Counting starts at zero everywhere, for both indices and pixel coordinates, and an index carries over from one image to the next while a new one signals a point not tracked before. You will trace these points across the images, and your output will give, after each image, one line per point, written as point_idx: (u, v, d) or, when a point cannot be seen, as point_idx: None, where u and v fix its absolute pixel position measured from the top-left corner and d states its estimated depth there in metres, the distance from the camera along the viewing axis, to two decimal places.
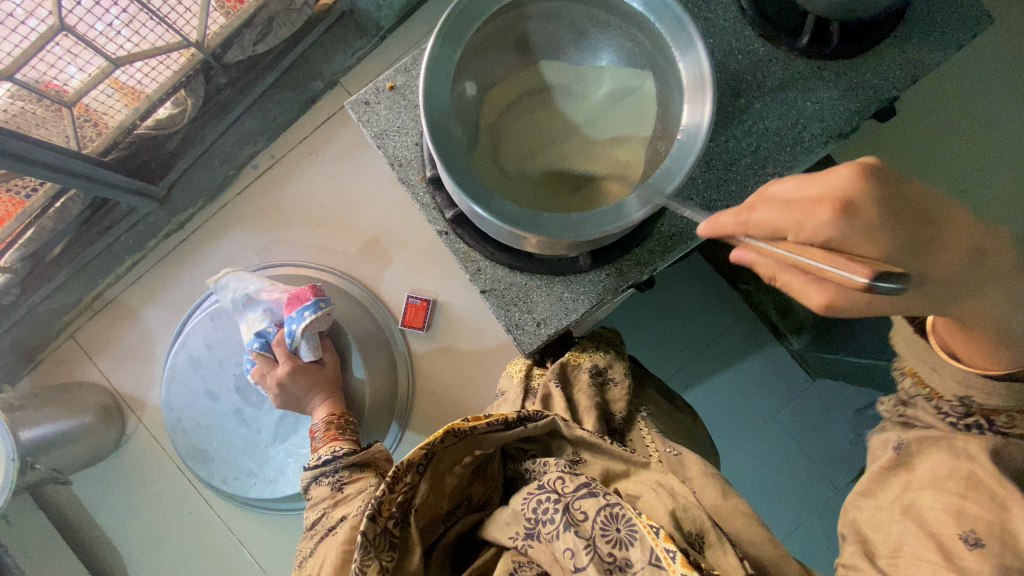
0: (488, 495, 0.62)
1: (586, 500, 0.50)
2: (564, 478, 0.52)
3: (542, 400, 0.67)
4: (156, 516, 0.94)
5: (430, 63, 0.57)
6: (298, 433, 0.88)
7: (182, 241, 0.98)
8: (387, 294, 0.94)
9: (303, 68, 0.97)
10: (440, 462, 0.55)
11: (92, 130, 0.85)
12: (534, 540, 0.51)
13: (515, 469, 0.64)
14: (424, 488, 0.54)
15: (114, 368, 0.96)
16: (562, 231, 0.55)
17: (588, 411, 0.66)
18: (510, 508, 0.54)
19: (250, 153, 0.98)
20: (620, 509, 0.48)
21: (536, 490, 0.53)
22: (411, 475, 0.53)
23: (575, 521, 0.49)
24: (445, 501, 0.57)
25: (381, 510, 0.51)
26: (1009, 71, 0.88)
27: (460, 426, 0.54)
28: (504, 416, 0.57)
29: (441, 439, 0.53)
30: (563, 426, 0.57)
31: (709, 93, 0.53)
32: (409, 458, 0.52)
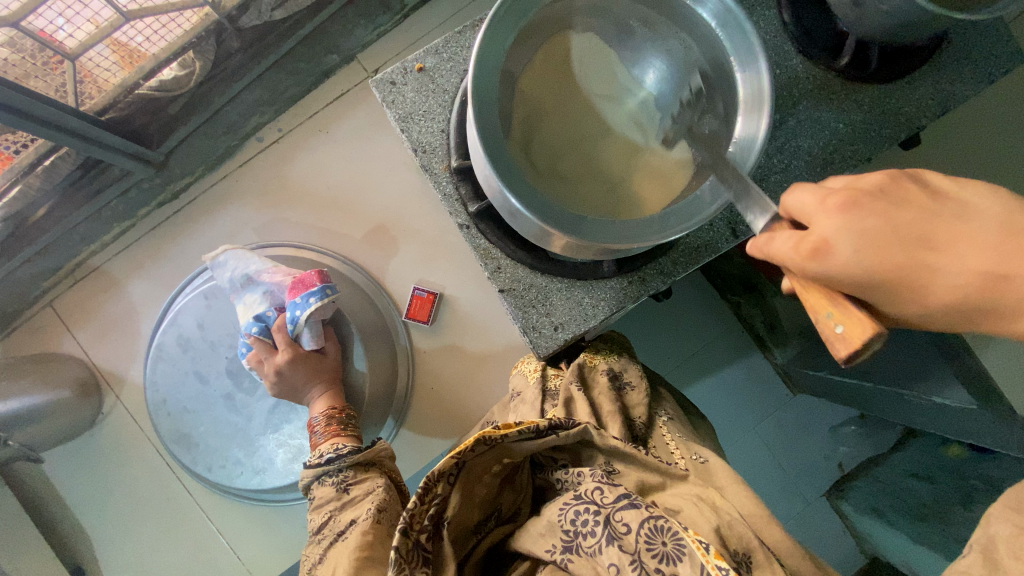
0: (517, 506, 0.62)
1: (627, 511, 0.50)
2: (602, 489, 0.53)
3: (564, 402, 0.67)
4: (131, 500, 0.89)
5: (482, 45, 0.54)
6: (291, 423, 0.85)
7: (176, 212, 0.92)
8: (392, 283, 0.91)
9: (319, 39, 0.91)
10: (471, 471, 0.55)
11: (91, 87, 0.81)
12: (574, 554, 0.52)
13: (543, 478, 0.64)
14: (455, 499, 0.54)
15: (94, 343, 0.90)
16: (603, 237, 0.54)
17: (612, 416, 0.66)
18: (546, 519, 0.55)
19: (256, 124, 0.93)
20: (665, 522, 0.48)
21: (573, 501, 0.54)
22: (443, 485, 0.52)
23: (618, 534, 0.50)
24: (475, 512, 0.57)
25: (413, 524, 0.50)
26: None
27: (491, 434, 0.53)
28: (536, 425, 0.55)
29: (472, 447, 0.52)
30: (596, 434, 0.57)
31: (767, 107, 0.52)
32: (440, 468, 0.51)
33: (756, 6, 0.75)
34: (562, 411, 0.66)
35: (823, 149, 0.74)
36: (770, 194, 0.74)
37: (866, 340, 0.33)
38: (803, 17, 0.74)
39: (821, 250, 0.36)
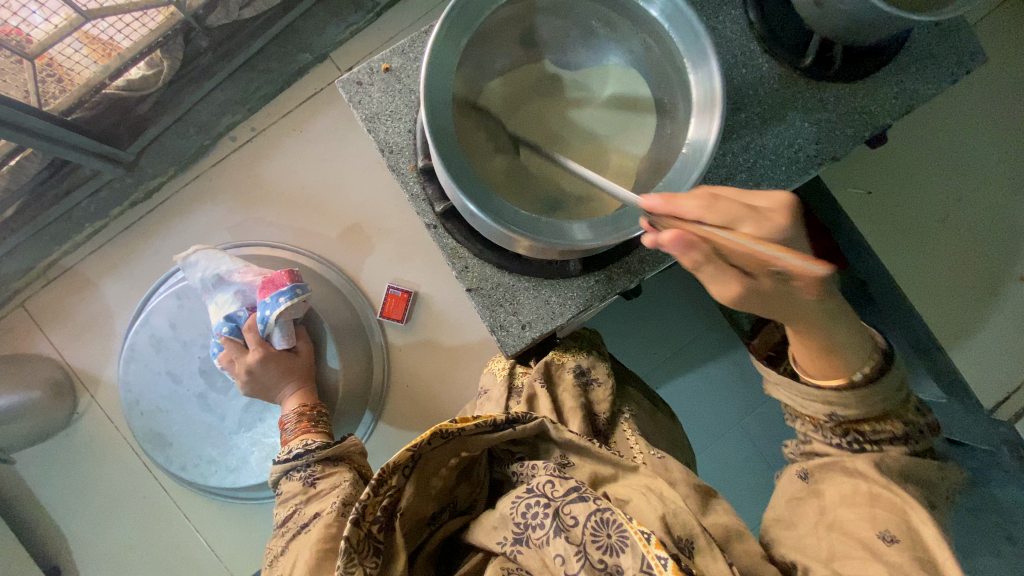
0: (473, 498, 0.63)
1: (576, 505, 0.51)
2: (553, 482, 0.54)
3: (527, 400, 0.68)
4: (107, 499, 0.90)
5: (434, 54, 0.54)
6: (264, 422, 0.85)
7: (148, 212, 0.92)
8: (367, 283, 0.91)
9: (292, 39, 0.93)
10: (426, 464, 0.56)
11: (56, 86, 0.82)
12: (524, 545, 0.52)
13: (500, 472, 0.64)
14: (409, 491, 0.55)
15: (68, 343, 0.91)
16: (559, 239, 0.54)
17: (573, 412, 0.67)
18: (498, 513, 0.55)
19: (228, 124, 0.93)
20: (611, 514, 0.49)
21: (525, 495, 0.54)
22: (397, 477, 0.53)
23: (566, 526, 0.50)
24: (430, 503, 0.58)
25: (365, 514, 0.51)
26: (1002, 108, 0.85)
27: (447, 427, 0.54)
28: (493, 419, 0.57)
29: (428, 440, 0.53)
30: (553, 428, 0.59)
31: (719, 113, 0.53)
32: (395, 460, 0.52)
33: (722, 6, 0.75)
34: (524, 407, 0.67)
35: (789, 148, 0.75)
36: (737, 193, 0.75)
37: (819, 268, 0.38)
38: (769, 19, 0.74)
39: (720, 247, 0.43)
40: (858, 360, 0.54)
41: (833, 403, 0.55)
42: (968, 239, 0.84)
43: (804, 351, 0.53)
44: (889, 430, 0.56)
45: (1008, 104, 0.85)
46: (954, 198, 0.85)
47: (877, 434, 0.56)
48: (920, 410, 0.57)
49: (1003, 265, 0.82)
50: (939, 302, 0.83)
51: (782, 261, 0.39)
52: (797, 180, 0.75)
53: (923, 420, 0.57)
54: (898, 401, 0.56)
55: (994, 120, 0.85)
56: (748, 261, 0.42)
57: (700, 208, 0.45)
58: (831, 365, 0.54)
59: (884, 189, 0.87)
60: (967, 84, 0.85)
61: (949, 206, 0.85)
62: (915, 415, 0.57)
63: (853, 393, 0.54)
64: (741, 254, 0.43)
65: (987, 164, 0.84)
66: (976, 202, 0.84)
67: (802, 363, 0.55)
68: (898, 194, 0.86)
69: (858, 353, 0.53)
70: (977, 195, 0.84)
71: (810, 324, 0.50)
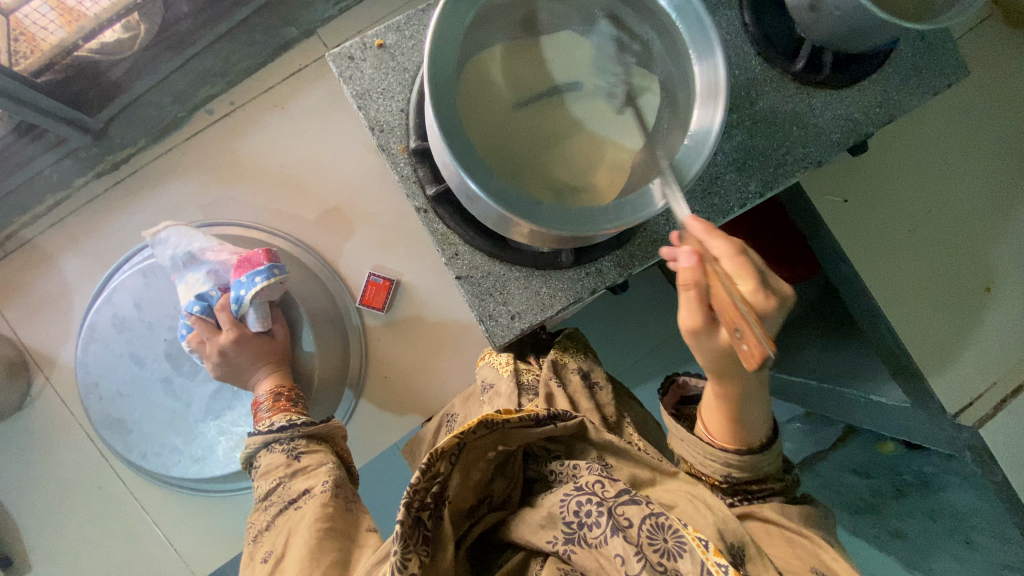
0: (508, 493, 0.61)
1: (629, 506, 0.51)
2: (604, 482, 0.53)
3: (545, 397, 0.67)
4: (57, 489, 0.84)
5: (437, 28, 0.52)
6: (234, 410, 0.82)
7: (115, 184, 0.86)
8: (347, 269, 0.88)
9: (277, 12, 0.90)
10: (469, 454, 0.54)
11: (27, 47, 0.83)
12: (576, 546, 0.51)
13: (535, 470, 0.63)
14: (454, 480, 0.53)
15: (22, 320, 0.84)
16: (558, 224, 0.53)
17: (590, 411, 0.68)
18: (546, 510, 0.54)
19: (206, 96, 0.88)
20: (666, 519, 0.49)
21: (575, 492, 0.53)
22: (443, 464, 0.51)
23: (621, 527, 0.50)
24: (469, 496, 0.56)
25: (414, 500, 0.48)
26: (967, 123, 0.89)
27: (493, 417, 0.52)
28: (536, 413, 0.56)
29: (474, 429, 0.51)
30: (593, 429, 0.60)
31: (724, 100, 0.54)
32: (444, 446, 0.50)
33: (719, 6, 0.76)
34: (545, 404, 0.66)
35: (778, 151, 0.76)
36: (725, 193, 0.76)
37: (763, 353, 0.38)
38: (763, 22, 0.75)
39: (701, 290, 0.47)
40: (760, 433, 0.60)
41: (732, 466, 0.61)
42: (935, 252, 0.87)
43: (718, 413, 0.58)
44: (769, 489, 0.64)
45: (973, 119, 0.89)
46: (921, 209, 0.88)
47: (760, 491, 0.63)
48: (787, 470, 0.67)
49: (966, 277, 0.86)
50: (912, 310, 0.86)
51: (744, 326, 0.40)
52: (782, 183, 0.76)
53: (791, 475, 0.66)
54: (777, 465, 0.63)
55: (964, 137, 0.89)
56: (724, 312, 0.43)
57: (726, 251, 0.46)
58: (739, 433, 0.59)
59: (859, 197, 0.89)
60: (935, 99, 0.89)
61: (917, 216, 0.88)
62: (786, 474, 0.66)
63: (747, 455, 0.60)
64: (721, 301, 0.43)
65: (954, 178, 0.88)
66: (942, 212, 0.88)
67: (711, 424, 0.61)
68: (873, 203, 0.89)
69: (759, 429, 0.60)
70: (946, 208, 0.88)
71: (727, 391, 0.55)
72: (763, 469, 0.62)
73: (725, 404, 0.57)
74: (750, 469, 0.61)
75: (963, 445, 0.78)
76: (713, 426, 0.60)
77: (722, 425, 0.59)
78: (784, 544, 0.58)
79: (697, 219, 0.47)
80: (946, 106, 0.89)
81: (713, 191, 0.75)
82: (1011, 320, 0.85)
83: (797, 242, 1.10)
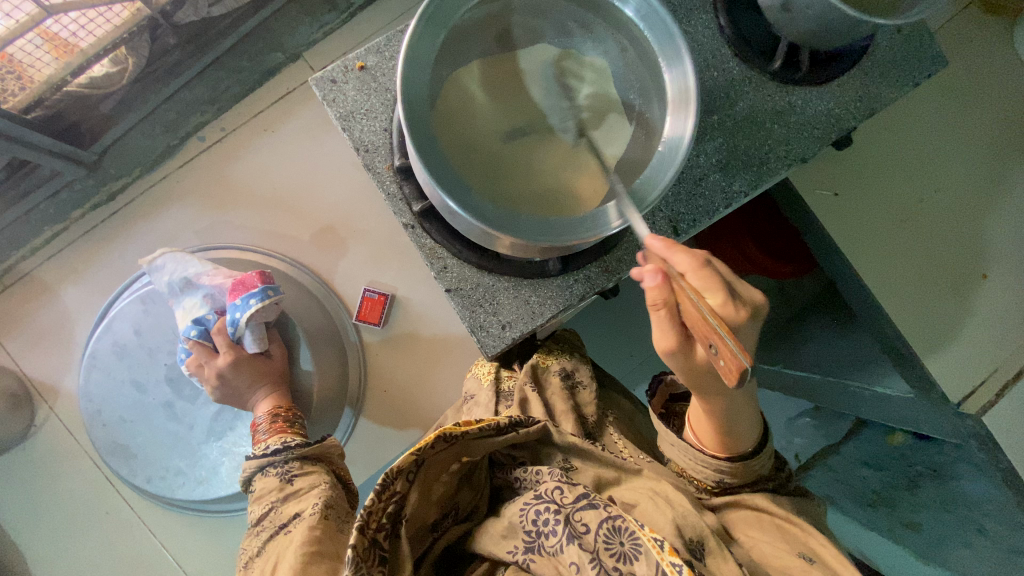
0: (474, 504, 0.63)
1: (587, 511, 0.52)
2: (562, 488, 0.54)
3: (519, 404, 0.68)
4: (65, 516, 0.85)
5: (408, 50, 0.54)
6: (235, 430, 0.83)
7: (112, 214, 0.88)
8: (342, 286, 0.89)
9: (262, 38, 0.91)
10: (429, 469, 0.55)
11: (15, 84, 0.79)
12: (536, 554, 0.53)
13: (502, 477, 0.64)
14: (413, 497, 0.54)
15: (24, 352, 0.86)
16: (540, 236, 0.54)
17: (565, 414, 0.67)
18: (506, 521, 0.56)
19: (197, 124, 0.91)
20: (622, 522, 0.50)
21: (534, 500, 0.54)
22: (401, 482, 0.51)
23: (578, 533, 0.51)
24: (432, 509, 0.57)
25: (370, 521, 0.48)
26: (956, 108, 0.89)
27: (452, 431, 0.53)
28: (497, 422, 0.57)
29: (432, 444, 0.52)
30: (553, 431, 0.61)
31: (695, 106, 0.54)
32: (400, 464, 0.50)
33: (695, 11, 0.77)
34: (518, 411, 0.67)
35: (760, 149, 0.77)
36: (710, 193, 0.76)
37: (741, 370, 0.38)
38: (739, 24, 0.76)
39: (670, 306, 0.46)
40: (751, 440, 0.60)
41: (723, 472, 0.60)
42: (928, 241, 0.87)
43: (707, 424, 0.58)
44: (759, 488, 0.63)
45: (961, 105, 0.89)
46: (913, 198, 0.88)
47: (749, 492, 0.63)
48: (780, 466, 0.66)
49: (963, 264, 0.86)
50: (908, 302, 0.86)
51: (719, 342, 0.40)
52: (766, 181, 0.77)
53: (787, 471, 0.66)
54: (769, 466, 0.62)
55: (955, 125, 0.89)
56: (696, 329, 0.43)
57: (690, 267, 0.46)
58: (733, 441, 0.59)
59: (849, 190, 0.89)
60: (923, 88, 0.89)
61: (910, 206, 0.88)
62: (779, 471, 0.65)
63: (737, 462, 0.60)
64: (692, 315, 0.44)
65: (945, 166, 0.88)
66: (936, 201, 0.88)
67: (704, 433, 0.60)
68: (865, 195, 0.89)
69: (749, 437, 0.59)
70: (939, 198, 0.87)
71: (722, 405, 0.54)
72: (751, 474, 0.61)
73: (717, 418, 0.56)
74: (737, 472, 0.61)
75: (966, 433, 0.80)
76: (705, 434, 0.60)
77: (713, 434, 0.58)
78: (772, 530, 0.59)
79: (657, 238, 0.48)
80: (935, 96, 0.89)
81: (700, 192, 0.76)
82: (1006, 307, 0.84)
83: (792, 239, 1.10)
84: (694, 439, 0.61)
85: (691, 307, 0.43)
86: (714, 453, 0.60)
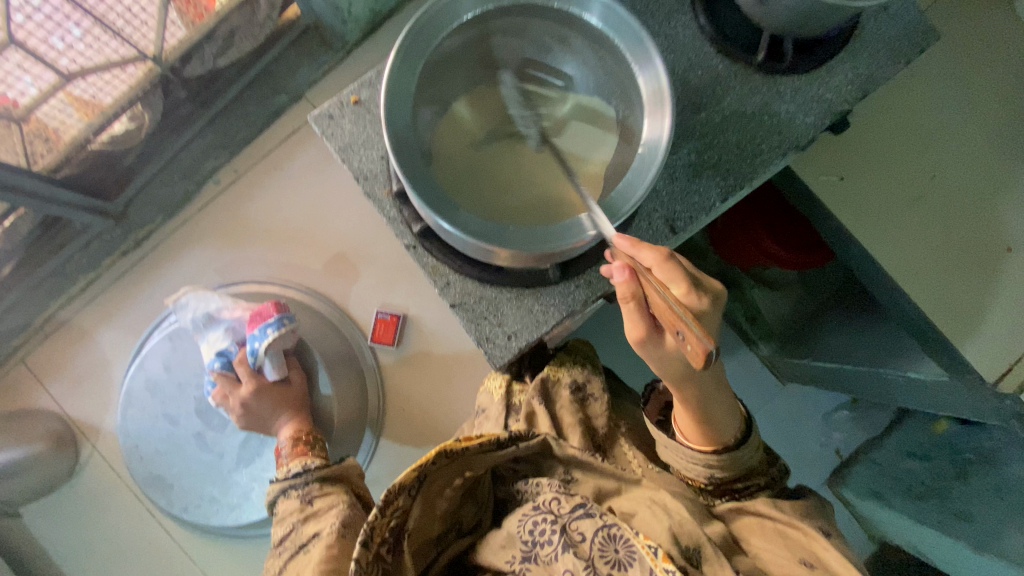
0: (477, 518, 0.65)
1: (583, 521, 0.54)
2: (559, 500, 0.57)
3: (526, 418, 0.70)
4: (111, 548, 0.90)
5: (390, 81, 0.56)
6: (263, 457, 0.86)
7: (140, 258, 0.95)
8: (356, 310, 0.93)
9: (266, 82, 0.97)
10: (432, 484, 0.56)
11: (44, 145, 0.87)
12: (531, 563, 0.55)
13: (504, 491, 0.67)
14: (415, 511, 0.55)
15: (67, 395, 0.92)
16: (528, 244, 0.55)
17: (573, 427, 0.69)
18: (506, 532, 0.58)
19: (211, 168, 0.96)
20: (617, 530, 0.52)
21: (531, 512, 0.57)
22: (404, 497, 0.53)
23: (574, 542, 0.53)
24: (436, 523, 0.59)
25: (374, 536, 0.51)
26: (959, 78, 0.86)
27: (452, 446, 0.54)
28: (497, 437, 0.58)
29: (433, 460, 0.53)
30: (555, 444, 0.62)
31: (671, 104, 0.56)
32: (400, 480, 0.52)
33: (674, 13, 0.78)
34: (525, 425, 0.69)
35: (752, 141, 0.77)
36: (705, 190, 0.77)
37: (704, 352, 0.41)
38: (718, 22, 0.77)
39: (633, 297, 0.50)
40: (733, 429, 0.61)
41: (713, 467, 0.61)
42: (946, 221, 0.84)
43: (687, 418, 0.60)
44: (755, 484, 0.64)
45: (964, 75, 0.86)
46: (923, 175, 0.85)
47: (746, 489, 0.64)
48: (773, 462, 0.67)
49: (986, 239, 0.83)
50: (929, 283, 0.83)
51: (684, 327, 0.43)
52: (762, 172, 0.77)
53: (779, 466, 0.66)
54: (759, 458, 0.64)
55: (958, 95, 0.86)
56: (664, 317, 0.46)
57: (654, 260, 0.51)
58: (713, 433, 0.60)
59: (856, 174, 0.87)
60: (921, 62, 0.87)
61: (921, 184, 0.85)
62: (771, 467, 0.66)
63: (725, 456, 0.61)
64: (657, 305, 0.47)
65: (951, 139, 0.85)
66: (948, 177, 0.85)
67: (682, 427, 0.61)
68: (872, 176, 0.86)
69: (730, 425, 0.60)
70: (948, 172, 0.85)
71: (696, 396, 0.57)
72: (742, 467, 0.62)
73: (689, 407, 0.58)
74: (730, 466, 0.62)
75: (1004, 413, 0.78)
76: (686, 430, 0.61)
77: (693, 426, 0.60)
78: (778, 539, 0.58)
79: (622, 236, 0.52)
80: (935, 65, 0.87)
81: (694, 189, 0.77)
82: None
83: (804, 228, 1.08)
84: (678, 434, 0.63)
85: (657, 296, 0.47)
86: (699, 448, 0.61)
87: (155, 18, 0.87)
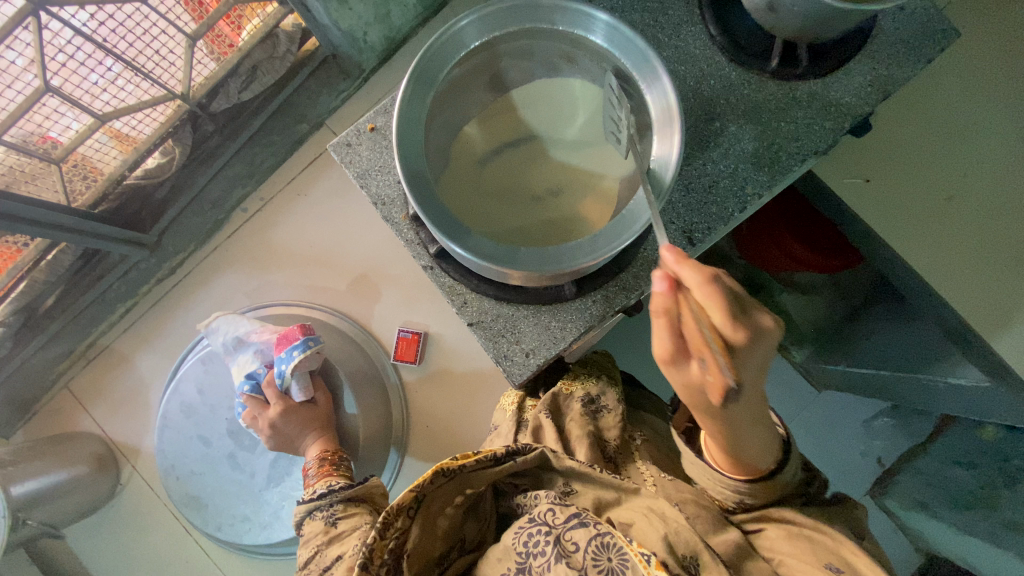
0: (481, 535, 0.66)
1: (577, 531, 0.54)
2: (554, 511, 0.57)
3: (532, 432, 0.70)
4: (150, 564, 0.94)
5: (402, 110, 0.58)
6: (292, 476, 0.89)
7: (174, 285, 1.00)
8: (379, 329, 0.94)
9: (289, 112, 1.01)
10: (432, 503, 0.58)
11: (82, 183, 0.90)
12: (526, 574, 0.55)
13: (506, 505, 0.68)
14: (415, 532, 0.57)
15: (109, 417, 0.98)
16: (541, 264, 0.56)
17: (581, 440, 0.68)
18: (502, 545, 0.58)
19: (239, 198, 1.01)
20: (610, 538, 0.52)
21: (527, 524, 0.57)
22: (402, 520, 0.55)
23: (567, 552, 0.53)
24: (437, 543, 0.60)
25: (372, 557, 0.53)
26: (1005, 63, 0.79)
27: (450, 465, 0.56)
28: (493, 453, 0.59)
29: (430, 480, 0.55)
30: (552, 456, 0.60)
31: (680, 123, 0.56)
32: (399, 502, 0.54)
33: (683, 25, 0.78)
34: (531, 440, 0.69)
35: (769, 149, 0.76)
36: (723, 200, 0.76)
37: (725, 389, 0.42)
38: (730, 31, 0.77)
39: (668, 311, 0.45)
40: (770, 459, 0.56)
41: (743, 493, 0.58)
42: (981, 221, 0.78)
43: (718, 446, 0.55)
44: (784, 499, 0.61)
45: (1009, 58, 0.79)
46: (955, 175, 0.80)
47: (777, 505, 0.61)
48: (809, 479, 0.64)
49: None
50: (963, 286, 0.79)
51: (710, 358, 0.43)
52: (781, 180, 0.76)
53: (816, 483, 0.64)
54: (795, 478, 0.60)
55: (1021, 77, 0.78)
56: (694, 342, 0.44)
57: (697, 280, 0.45)
58: (749, 463, 0.56)
59: (883, 174, 0.84)
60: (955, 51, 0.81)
61: (952, 183, 0.80)
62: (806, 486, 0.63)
63: (759, 482, 0.57)
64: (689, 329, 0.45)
65: (990, 133, 0.79)
66: (984, 171, 0.78)
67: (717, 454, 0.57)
68: (904, 175, 0.83)
69: (766, 456, 0.56)
70: (998, 165, 0.78)
71: (730, 428, 0.51)
72: (775, 490, 0.59)
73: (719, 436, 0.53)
74: (761, 491, 0.58)
75: None
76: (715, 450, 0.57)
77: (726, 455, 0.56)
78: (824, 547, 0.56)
79: (672, 248, 0.47)
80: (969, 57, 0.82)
81: (711, 199, 0.76)
82: None
83: (831, 231, 1.05)
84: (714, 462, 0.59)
85: (691, 317, 0.44)
86: (732, 474, 0.58)
87: (183, 58, 0.87)
